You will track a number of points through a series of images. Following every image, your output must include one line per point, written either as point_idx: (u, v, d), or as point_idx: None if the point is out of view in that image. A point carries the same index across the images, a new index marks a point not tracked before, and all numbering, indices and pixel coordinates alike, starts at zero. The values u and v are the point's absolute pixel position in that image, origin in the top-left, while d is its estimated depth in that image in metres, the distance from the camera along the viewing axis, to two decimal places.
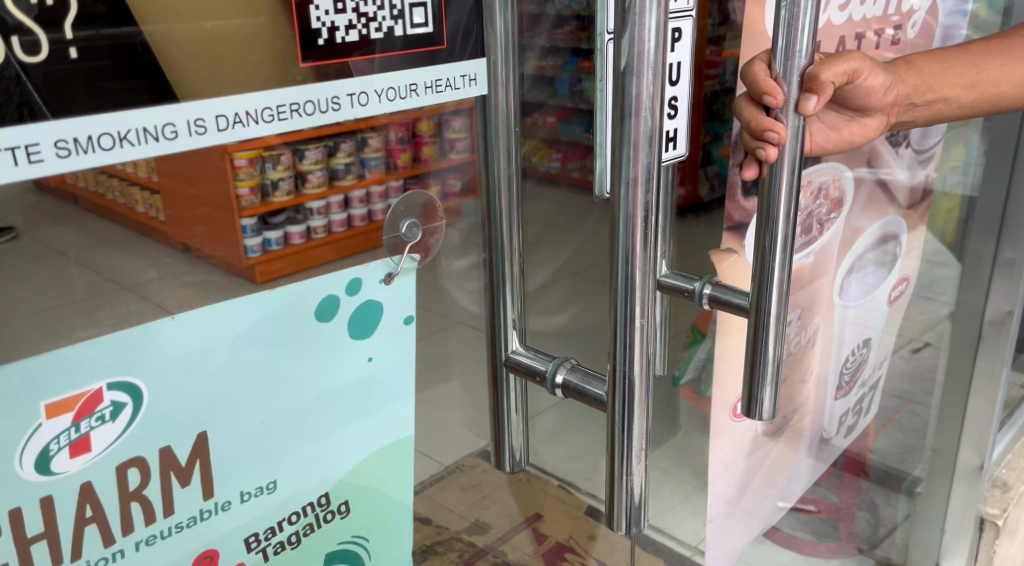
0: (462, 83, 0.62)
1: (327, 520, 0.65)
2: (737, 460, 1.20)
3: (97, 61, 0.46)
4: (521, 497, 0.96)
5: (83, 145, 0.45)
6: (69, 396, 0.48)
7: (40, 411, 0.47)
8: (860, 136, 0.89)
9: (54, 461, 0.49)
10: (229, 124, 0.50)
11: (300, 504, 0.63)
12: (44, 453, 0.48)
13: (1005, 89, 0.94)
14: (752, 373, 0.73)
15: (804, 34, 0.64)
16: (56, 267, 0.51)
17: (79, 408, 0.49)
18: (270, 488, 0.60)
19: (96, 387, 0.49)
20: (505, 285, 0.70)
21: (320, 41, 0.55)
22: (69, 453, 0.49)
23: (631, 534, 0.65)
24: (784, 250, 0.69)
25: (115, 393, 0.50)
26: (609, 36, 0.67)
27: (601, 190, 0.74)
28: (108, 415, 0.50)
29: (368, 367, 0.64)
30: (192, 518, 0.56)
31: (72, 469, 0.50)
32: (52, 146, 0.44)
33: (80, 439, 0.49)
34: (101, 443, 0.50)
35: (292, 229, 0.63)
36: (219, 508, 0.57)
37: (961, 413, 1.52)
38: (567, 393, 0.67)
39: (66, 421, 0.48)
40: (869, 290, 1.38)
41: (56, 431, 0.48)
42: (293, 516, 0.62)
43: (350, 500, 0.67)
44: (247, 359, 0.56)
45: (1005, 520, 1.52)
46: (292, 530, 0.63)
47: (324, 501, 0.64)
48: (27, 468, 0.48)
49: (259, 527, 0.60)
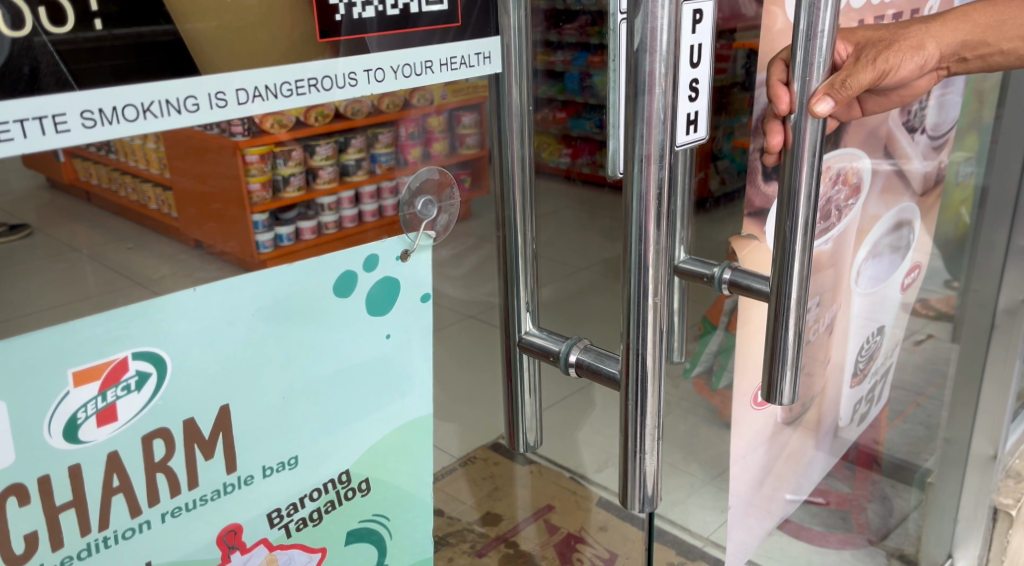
0: (476, 61, 0.63)
1: (348, 498, 0.66)
2: (755, 451, 1.20)
3: (118, 60, 0.46)
4: (532, 489, 0.96)
5: (109, 116, 0.46)
6: (96, 364, 0.49)
7: (68, 379, 0.48)
8: (909, 96, 1.02)
9: (83, 430, 0.50)
10: (249, 98, 0.50)
11: (322, 481, 0.64)
12: (72, 421, 0.49)
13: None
14: (772, 354, 0.79)
15: (826, 13, 0.67)
16: (68, 263, 0.50)
17: (105, 377, 0.50)
18: (291, 463, 0.61)
19: (122, 357, 0.50)
20: (519, 269, 0.70)
21: (337, 16, 0.54)
22: (96, 422, 0.50)
23: (645, 512, 0.67)
24: (805, 234, 0.74)
25: (140, 362, 0.51)
26: (621, 17, 0.68)
27: (613, 171, 0.77)
28: (133, 385, 0.51)
29: (386, 344, 0.65)
30: (215, 491, 0.57)
31: (100, 438, 0.51)
32: (78, 116, 0.45)
33: (107, 407, 0.51)
34: (127, 413, 0.51)
35: (304, 226, 0.61)
36: (242, 482, 0.58)
37: (974, 403, 1.54)
38: (580, 372, 0.68)
39: (93, 389, 0.50)
40: (883, 277, 1.37)
41: (84, 399, 0.49)
42: (314, 493, 0.63)
43: (370, 478, 0.67)
44: (268, 335, 0.57)
45: (1018, 510, 1.54)
46: (313, 507, 0.64)
47: (344, 478, 0.65)
48: (56, 436, 0.49)
49: (282, 503, 0.61)
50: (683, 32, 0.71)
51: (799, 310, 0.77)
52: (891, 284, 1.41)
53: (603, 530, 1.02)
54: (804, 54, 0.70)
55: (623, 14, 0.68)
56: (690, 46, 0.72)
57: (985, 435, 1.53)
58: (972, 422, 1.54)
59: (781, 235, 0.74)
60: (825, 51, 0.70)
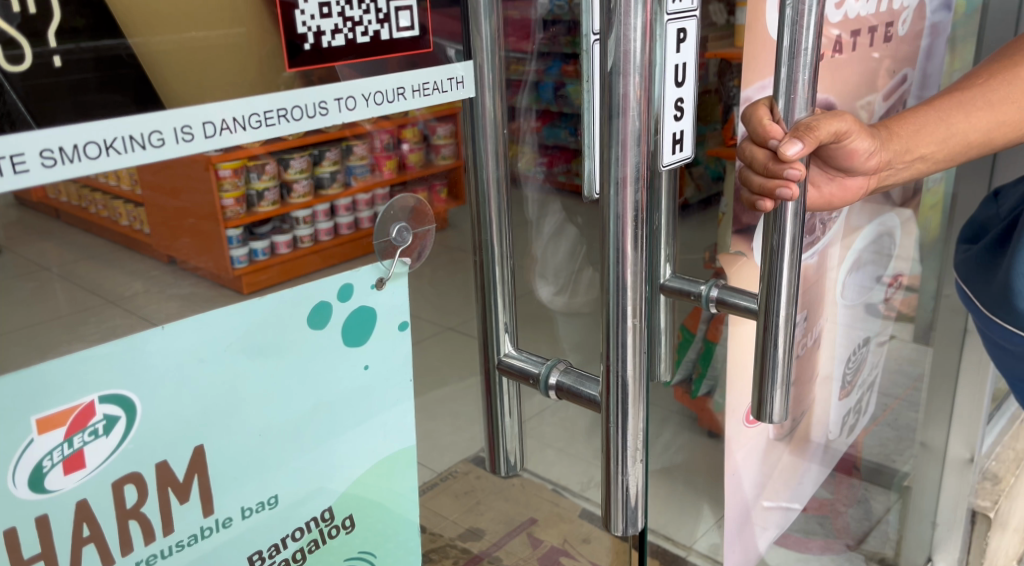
0: (449, 86, 0.62)
1: (332, 536, 0.66)
2: (752, 464, 1.23)
3: (81, 73, 0.45)
4: (514, 500, 0.92)
5: (69, 154, 0.45)
6: (60, 410, 0.49)
7: (30, 427, 0.48)
8: (839, 196, 0.98)
9: (48, 478, 0.49)
10: (217, 131, 0.50)
11: (304, 520, 0.63)
12: (37, 470, 0.49)
13: (970, 140, 0.99)
14: (762, 376, 0.81)
15: (809, 31, 0.69)
16: (38, 283, 0.49)
17: (70, 423, 0.49)
18: (271, 502, 0.61)
19: (87, 401, 0.49)
20: (496, 288, 0.70)
21: (305, 46, 0.53)
22: (63, 470, 0.50)
23: (628, 535, 0.67)
24: (794, 248, 0.77)
25: (107, 406, 0.50)
26: (593, 36, 0.67)
27: (590, 192, 0.74)
28: (100, 429, 0.50)
29: (365, 375, 0.64)
30: (192, 536, 0.57)
31: (67, 486, 0.50)
32: (37, 156, 0.44)
33: (74, 454, 0.50)
34: (94, 459, 0.51)
35: (278, 239, 0.57)
36: (219, 525, 0.58)
37: (949, 400, 1.62)
38: (560, 395, 0.68)
39: (58, 436, 0.49)
40: (869, 289, 1.39)
41: (49, 447, 0.49)
42: (296, 533, 0.63)
43: (354, 514, 0.67)
44: (240, 367, 0.56)
45: (995, 512, 1.69)
46: (296, 547, 0.63)
47: (328, 516, 0.65)
48: (20, 486, 0.48)
49: (263, 545, 0.61)
50: (669, 50, 0.70)
51: (788, 328, 0.79)
52: (876, 293, 1.42)
53: (586, 542, 0.99)
54: (788, 70, 0.71)
55: (594, 34, 0.67)
56: (676, 65, 0.72)
57: (962, 439, 1.64)
58: (948, 428, 1.64)
59: (768, 250, 0.77)
60: (807, 69, 0.71)
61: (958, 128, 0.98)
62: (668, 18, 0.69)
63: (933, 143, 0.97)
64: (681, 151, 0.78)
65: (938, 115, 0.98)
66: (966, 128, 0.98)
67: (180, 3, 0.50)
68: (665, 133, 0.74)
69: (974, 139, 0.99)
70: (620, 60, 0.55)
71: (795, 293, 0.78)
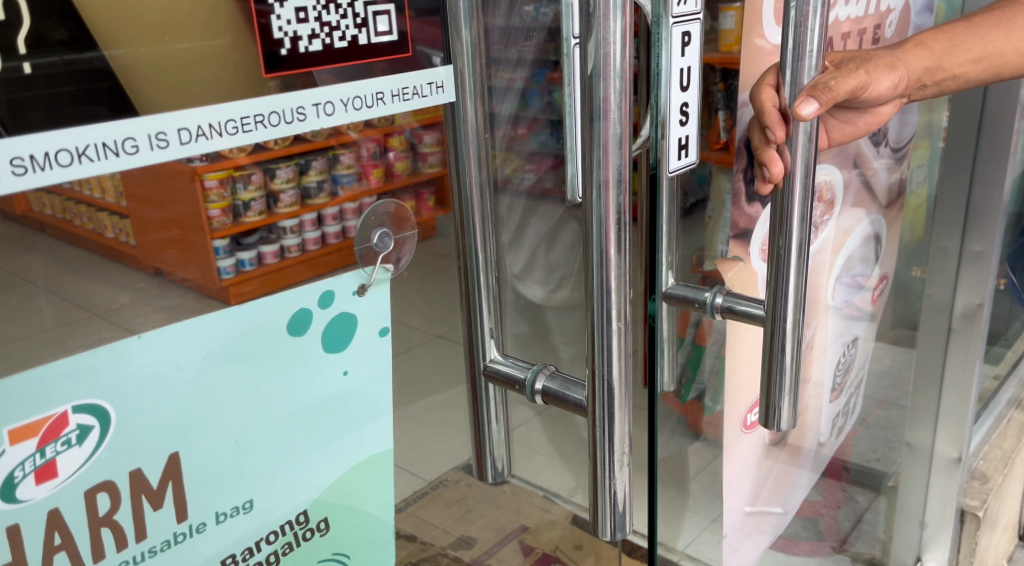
0: (428, 90, 0.61)
1: (306, 538, 0.65)
2: (751, 468, 1.26)
3: (54, 87, 0.45)
4: (508, 507, 0.87)
5: (40, 162, 0.44)
6: (34, 421, 0.48)
7: (4, 437, 0.47)
8: (876, 122, 1.05)
9: (20, 489, 0.49)
10: (193, 137, 0.49)
11: (278, 524, 0.62)
12: (9, 480, 0.48)
13: (1009, 58, 1.08)
14: (770, 383, 0.81)
15: (814, 33, 0.70)
16: (23, 297, 0.49)
17: (43, 433, 0.49)
18: (246, 507, 0.60)
19: (61, 411, 0.49)
20: (481, 296, 0.69)
21: (282, 52, 0.53)
22: (35, 480, 0.49)
23: (617, 540, 0.67)
24: (800, 253, 0.77)
25: (81, 416, 0.50)
26: (575, 41, 0.68)
27: (573, 196, 0.74)
28: (74, 439, 0.50)
29: (343, 381, 0.64)
30: (166, 541, 0.56)
31: (39, 495, 0.50)
32: (7, 163, 0.43)
33: (46, 464, 0.49)
34: (67, 468, 0.50)
35: (265, 249, 0.60)
36: (194, 530, 0.57)
37: (936, 403, 1.65)
38: (546, 400, 0.68)
39: (31, 447, 0.48)
40: (854, 292, 1.40)
41: (20, 458, 0.48)
42: (270, 536, 0.62)
43: (329, 516, 0.66)
44: (218, 375, 0.56)
45: (984, 511, 1.70)
46: (270, 550, 0.63)
47: (302, 519, 0.64)
48: None
49: (237, 548, 0.60)
50: (674, 54, 0.70)
51: (797, 334, 0.79)
52: (862, 295, 1.43)
53: (578, 549, 0.92)
54: (792, 73, 0.73)
55: (576, 37, 0.68)
56: (680, 69, 0.72)
57: (949, 438, 1.65)
58: (935, 425, 1.66)
59: (775, 254, 0.77)
60: (813, 70, 0.73)
61: (994, 48, 1.06)
62: (674, 21, 0.69)
63: (968, 60, 1.04)
64: (686, 156, 0.78)
65: (978, 34, 1.05)
66: (1003, 45, 1.06)
67: (159, 10, 0.50)
68: (671, 138, 0.74)
69: (1011, 57, 1.08)
70: (600, 65, 0.55)
71: (803, 297, 0.78)
